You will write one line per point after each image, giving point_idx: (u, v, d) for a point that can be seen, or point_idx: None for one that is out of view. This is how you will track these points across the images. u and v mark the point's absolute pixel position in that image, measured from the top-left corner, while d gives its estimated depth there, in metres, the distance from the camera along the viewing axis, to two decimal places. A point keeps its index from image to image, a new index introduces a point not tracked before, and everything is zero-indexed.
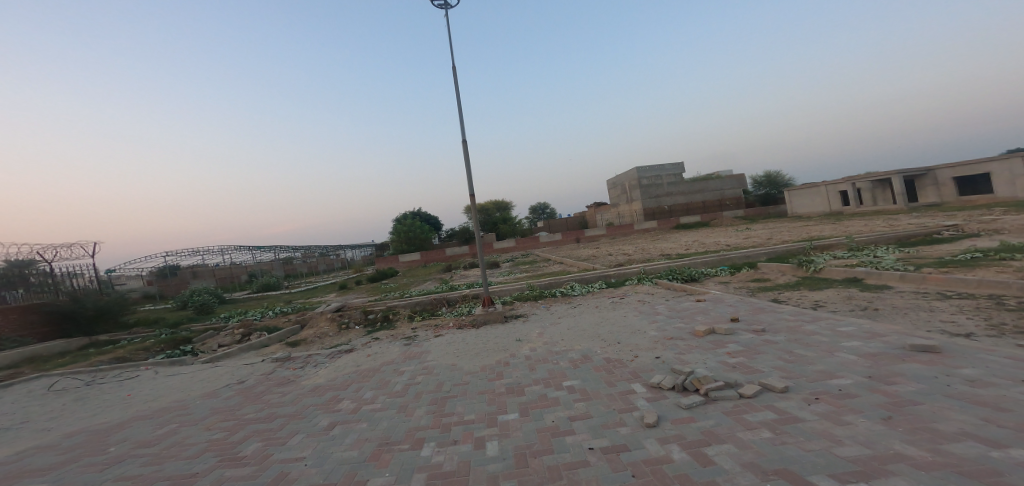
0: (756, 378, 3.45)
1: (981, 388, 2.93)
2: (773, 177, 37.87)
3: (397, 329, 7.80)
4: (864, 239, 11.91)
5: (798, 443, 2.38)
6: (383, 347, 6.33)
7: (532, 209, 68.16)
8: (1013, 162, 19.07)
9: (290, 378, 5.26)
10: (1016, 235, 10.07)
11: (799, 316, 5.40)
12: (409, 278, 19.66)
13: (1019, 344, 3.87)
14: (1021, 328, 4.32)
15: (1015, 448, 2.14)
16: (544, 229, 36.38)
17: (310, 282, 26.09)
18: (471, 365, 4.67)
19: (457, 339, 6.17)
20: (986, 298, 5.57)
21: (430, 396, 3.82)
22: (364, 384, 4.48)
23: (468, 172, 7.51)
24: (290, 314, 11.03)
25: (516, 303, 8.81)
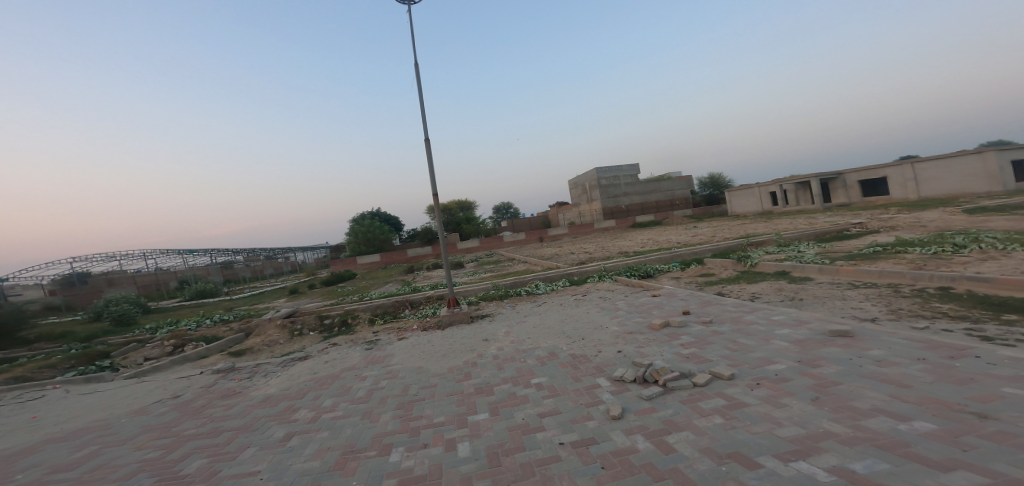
0: (708, 367, 3.69)
1: (886, 366, 3.38)
2: (717, 179, 40.71)
3: (356, 334, 7.48)
4: (791, 236, 13.21)
5: (745, 427, 2.58)
6: (342, 353, 6.05)
7: (496, 210, 68.36)
8: (905, 168, 21.93)
9: (236, 390, 4.86)
10: (912, 231, 11.60)
11: (740, 307, 5.86)
12: (366, 281, 18.95)
13: (913, 326, 4.47)
14: (914, 312, 4.99)
15: (916, 421, 2.48)
16: (508, 229, 36.62)
17: (253, 287, 24.19)
18: (438, 367, 4.59)
19: (422, 341, 6.04)
20: (888, 286, 6.39)
21: (396, 400, 3.71)
22: (322, 391, 4.26)
23: (431, 171, 7.32)
24: (233, 322, 10.22)
25: (481, 303, 8.77)
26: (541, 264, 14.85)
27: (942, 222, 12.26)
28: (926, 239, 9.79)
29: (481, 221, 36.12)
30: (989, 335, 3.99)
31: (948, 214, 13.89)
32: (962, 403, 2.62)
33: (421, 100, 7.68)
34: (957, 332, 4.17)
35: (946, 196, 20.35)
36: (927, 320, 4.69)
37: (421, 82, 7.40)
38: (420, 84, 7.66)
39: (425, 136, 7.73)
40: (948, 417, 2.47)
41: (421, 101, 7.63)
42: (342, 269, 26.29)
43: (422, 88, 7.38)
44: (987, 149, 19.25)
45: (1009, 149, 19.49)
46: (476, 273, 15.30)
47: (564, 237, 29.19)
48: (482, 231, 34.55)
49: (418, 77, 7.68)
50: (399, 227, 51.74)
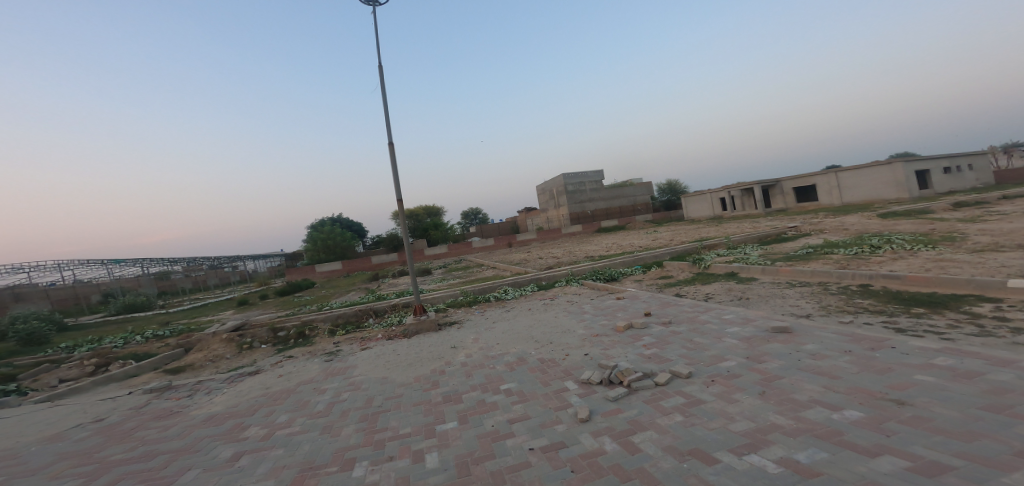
0: (667, 366, 3.85)
1: (821, 359, 3.68)
2: (674, 185, 42.89)
3: (314, 345, 7.12)
4: (739, 239, 14.13)
5: (702, 423, 2.71)
6: (298, 366, 5.73)
7: (464, 216, 67.82)
8: (830, 176, 24.16)
9: (174, 410, 4.46)
10: (840, 233, 12.76)
11: (695, 307, 6.17)
12: (325, 290, 18.10)
13: (841, 321, 4.91)
14: (841, 308, 5.49)
15: (847, 410, 2.72)
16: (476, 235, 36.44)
17: (193, 299, 22.31)
18: (404, 376, 4.47)
19: (387, 350, 5.85)
20: (820, 284, 7.00)
21: (358, 413, 3.56)
22: (276, 407, 4.01)
23: (395, 174, 7.14)
24: (171, 337, 9.38)
25: (449, 310, 8.64)
26: (509, 270, 14.88)
27: (865, 226, 13.61)
28: (848, 240, 10.84)
29: (450, 227, 35.66)
30: (903, 327, 4.46)
31: (870, 218, 15.41)
32: (884, 391, 2.90)
33: (385, 103, 7.45)
34: (877, 325, 4.63)
35: (865, 202, 22.57)
36: (852, 314, 5.18)
37: (384, 84, 7.17)
38: (383, 87, 7.45)
39: (388, 140, 7.51)
40: (873, 405, 2.73)
41: (384, 103, 7.46)
42: (298, 277, 24.94)
43: (385, 90, 7.14)
44: (896, 161, 21.33)
45: (914, 160, 21.67)
46: (443, 280, 15.04)
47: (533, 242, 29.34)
48: (450, 238, 34.19)
49: (381, 79, 7.44)
50: (362, 234, 50.03)
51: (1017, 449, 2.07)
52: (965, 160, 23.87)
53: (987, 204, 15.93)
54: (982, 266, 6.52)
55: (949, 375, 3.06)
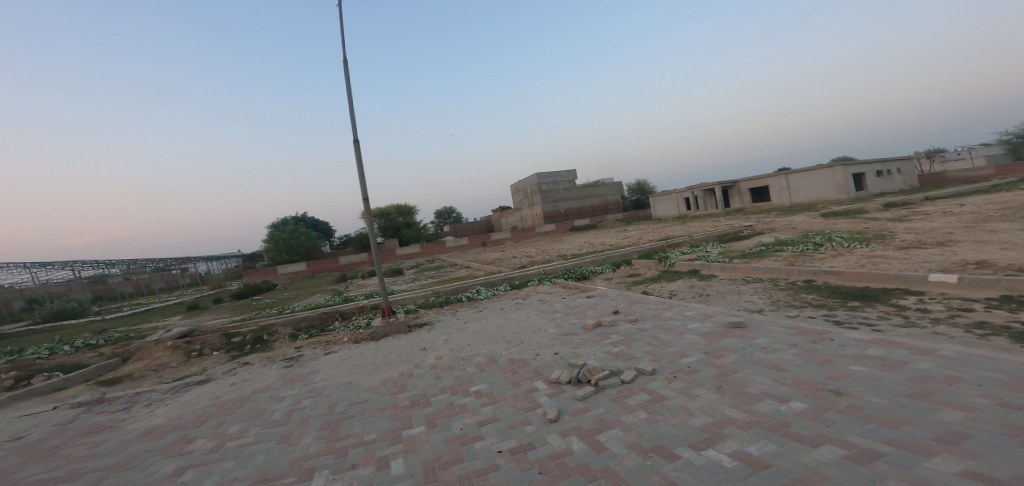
0: (633, 364, 3.95)
1: (771, 352, 3.91)
2: (643, 185, 44.18)
3: (273, 351, 6.81)
4: (701, 237, 14.74)
5: (665, 419, 2.81)
6: (255, 373, 5.47)
7: (437, 214, 66.78)
8: (781, 178, 25.61)
9: (107, 425, 4.14)
10: (789, 232, 13.60)
11: (660, 304, 6.38)
12: (287, 292, 17.32)
13: (789, 315, 5.23)
14: (790, 302, 5.85)
15: (793, 401, 2.90)
16: (450, 235, 36.06)
17: (133, 304, 20.63)
18: (370, 381, 4.36)
19: (353, 354, 5.68)
20: (770, 280, 7.42)
21: (319, 421, 3.44)
22: (227, 418, 3.81)
23: (359, 169, 6.88)
24: (106, 346, 8.66)
25: (421, 311, 8.49)
26: (483, 269, 14.79)
27: (812, 224, 14.56)
28: (797, 238, 11.55)
29: (422, 226, 35.11)
30: (841, 319, 4.82)
31: (814, 217, 16.52)
32: (824, 382, 3.12)
33: (348, 96, 7.17)
34: (819, 318, 4.97)
35: (811, 203, 24.11)
36: (798, 308, 5.53)
37: (349, 79, 6.88)
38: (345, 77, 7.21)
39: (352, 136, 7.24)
40: (816, 395, 2.93)
41: (348, 95, 7.18)
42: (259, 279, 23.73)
43: (350, 85, 6.85)
44: (836, 164, 22.87)
45: (852, 163, 23.34)
46: (415, 280, 14.77)
47: (507, 241, 29.30)
48: (422, 237, 33.67)
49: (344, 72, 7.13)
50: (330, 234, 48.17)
51: (935, 435, 2.29)
52: (894, 164, 25.92)
53: (912, 204, 17.45)
54: (909, 262, 7.14)
55: (880, 365, 3.33)
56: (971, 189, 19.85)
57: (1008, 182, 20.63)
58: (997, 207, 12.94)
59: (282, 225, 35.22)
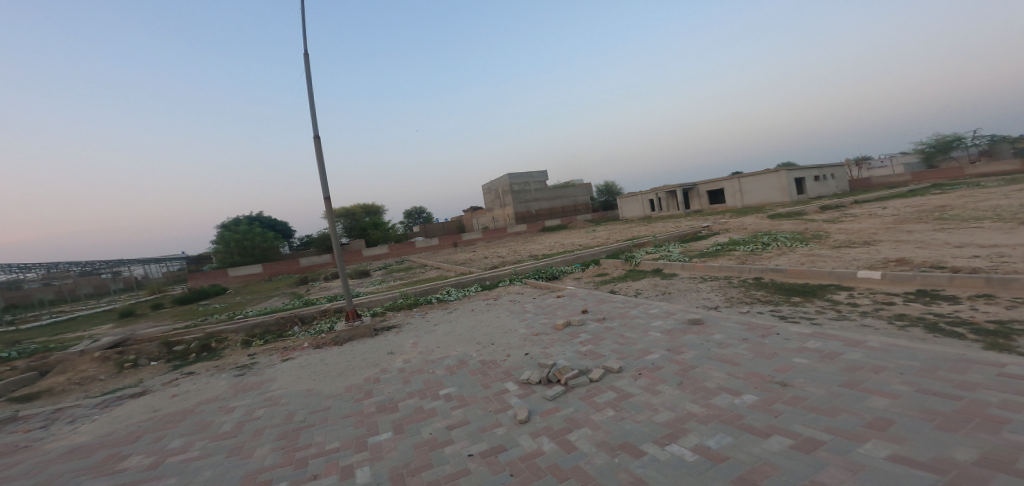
0: (601, 362, 4.04)
1: (726, 347, 4.12)
2: (612, 187, 45.40)
3: (222, 359, 6.40)
4: (665, 238, 15.32)
5: (631, 416, 2.89)
6: (202, 383, 5.13)
7: (407, 214, 65.44)
8: (734, 181, 27.16)
9: (23, 445, 3.75)
10: (742, 232, 14.42)
11: (626, 303, 6.56)
12: (241, 296, 16.37)
13: (742, 311, 5.54)
14: (743, 299, 6.19)
15: (746, 394, 3.06)
16: (420, 235, 35.63)
17: (57, 312, 18.71)
18: (333, 387, 4.20)
19: (315, 360, 5.45)
20: (725, 278, 7.82)
21: (276, 431, 3.27)
22: (169, 432, 3.55)
23: (319, 166, 6.60)
24: (21, 359, 7.80)
25: (388, 314, 8.28)
26: (454, 270, 14.64)
27: (764, 224, 15.49)
28: (749, 237, 12.26)
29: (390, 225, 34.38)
30: (786, 314, 5.16)
31: (763, 218, 17.64)
32: (772, 375, 3.32)
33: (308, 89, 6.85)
34: (767, 313, 5.30)
35: (761, 205, 25.69)
36: (749, 304, 5.87)
37: (309, 72, 6.56)
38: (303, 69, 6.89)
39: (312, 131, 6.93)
40: (765, 388, 3.12)
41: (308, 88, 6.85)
42: (208, 283, 22.26)
43: (309, 78, 6.54)
44: (781, 169, 24.56)
45: (794, 168, 25.15)
46: (384, 282, 14.40)
47: (479, 241, 29.17)
48: (390, 237, 33.02)
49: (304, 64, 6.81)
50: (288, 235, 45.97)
51: (866, 421, 2.50)
52: (830, 170, 28.13)
53: (845, 207, 19.05)
54: (842, 259, 7.77)
55: (819, 356, 3.59)
56: (893, 194, 21.98)
57: (922, 187, 23.03)
58: (918, 209, 14.32)
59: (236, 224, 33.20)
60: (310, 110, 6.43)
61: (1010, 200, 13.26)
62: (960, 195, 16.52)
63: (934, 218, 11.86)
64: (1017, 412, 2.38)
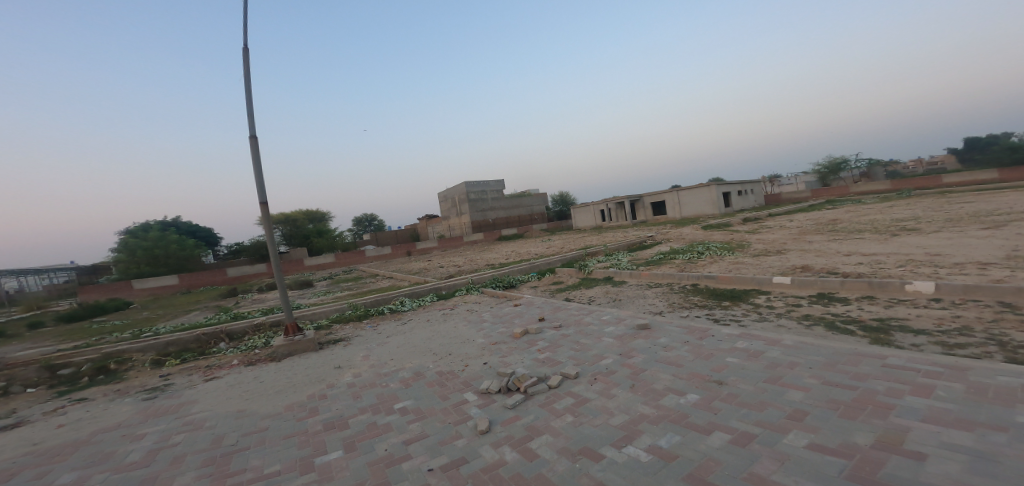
0: (558, 369, 4.10)
1: (670, 350, 4.35)
2: (566, 197, 46.78)
3: (125, 383, 5.62)
4: (615, 247, 15.98)
5: (589, 421, 2.95)
6: (104, 409, 4.49)
7: (356, 221, 62.88)
8: (673, 194, 29.22)
9: None
10: (683, 241, 15.43)
11: (581, 310, 6.73)
12: (150, 312, 14.49)
13: (684, 315, 5.91)
14: (686, 304, 6.60)
15: (689, 394, 3.25)
16: (370, 243, 34.39)
17: None
18: (272, 407, 3.88)
19: (249, 378, 5.00)
20: (667, 285, 8.30)
21: (204, 458, 2.95)
22: (64, 466, 3.07)
23: (257, 168, 6.15)
24: None
25: (334, 326, 7.82)
26: (408, 280, 14.21)
27: (703, 234, 16.68)
28: (689, 246, 13.15)
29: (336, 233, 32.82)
30: (719, 317, 5.58)
31: (699, 229, 19.03)
32: (710, 374, 3.56)
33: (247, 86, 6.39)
34: (705, 316, 5.69)
35: (697, 216, 27.75)
36: (689, 309, 6.27)
37: (247, 69, 6.12)
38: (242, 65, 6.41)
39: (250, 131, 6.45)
40: (706, 387, 3.33)
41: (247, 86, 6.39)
42: (107, 297, 19.36)
43: (248, 75, 6.11)
44: (711, 183, 26.85)
45: (723, 183, 27.58)
46: (330, 292, 13.62)
47: (433, 250, 28.66)
48: (337, 245, 31.56)
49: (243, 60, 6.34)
50: (213, 242, 42.00)
51: (788, 413, 2.76)
52: (751, 186, 31.16)
53: (763, 219, 21.16)
54: (761, 266, 8.60)
55: (747, 355, 3.91)
56: (797, 208, 24.92)
57: (819, 202, 26.38)
58: (827, 221, 16.21)
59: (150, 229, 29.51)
60: (248, 111, 6.00)
61: (892, 214, 15.52)
62: (848, 210, 19.13)
63: (830, 229, 13.58)
64: (900, 398, 2.77)
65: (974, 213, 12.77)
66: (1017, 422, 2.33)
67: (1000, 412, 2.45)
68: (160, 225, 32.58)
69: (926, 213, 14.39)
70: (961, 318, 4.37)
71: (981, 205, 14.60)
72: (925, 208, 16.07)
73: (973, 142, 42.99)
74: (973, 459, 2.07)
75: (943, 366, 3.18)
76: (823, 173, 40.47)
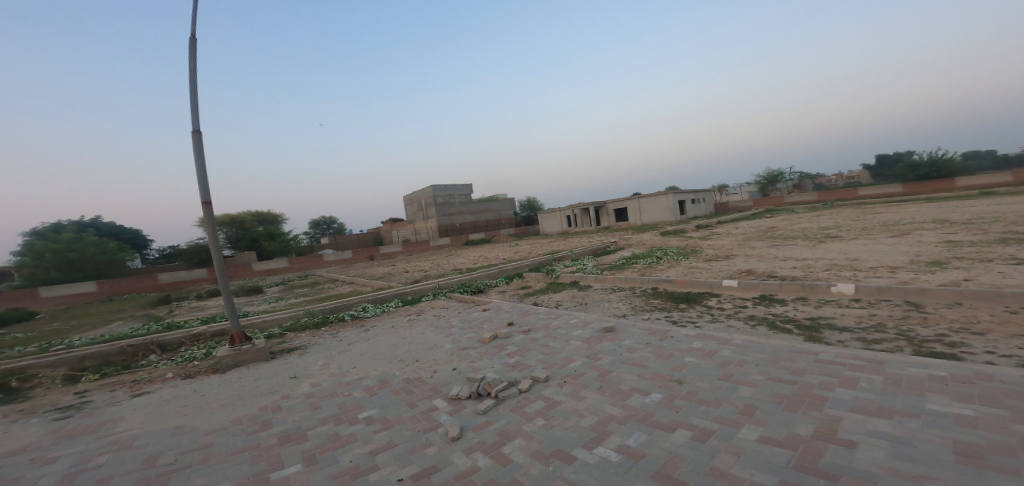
0: (529, 373, 4.08)
1: (634, 351, 4.45)
2: (534, 202, 47.31)
3: (30, 402, 4.93)
4: (581, 251, 16.29)
5: (560, 423, 2.94)
6: (9, 431, 3.95)
7: (312, 223, 60.27)
8: (633, 202, 30.37)
9: None
10: (644, 246, 15.99)
11: (549, 315, 6.75)
12: (67, 322, 12.89)
13: (647, 318, 6.08)
14: (648, 306, 6.81)
15: (654, 393, 3.33)
16: (328, 247, 33.06)
17: None
18: (218, 421, 3.58)
19: (189, 392, 4.60)
20: (630, 288, 8.54)
21: (138, 480, 2.66)
22: None
23: (200, 166, 5.74)
24: None
25: (287, 335, 7.38)
26: (371, 285, 13.73)
27: (663, 240, 17.38)
28: (650, 252, 13.65)
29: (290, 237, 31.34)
30: (677, 319, 5.79)
31: (659, 235, 19.81)
32: (671, 374, 3.67)
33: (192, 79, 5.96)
34: (666, 318, 5.89)
35: (656, 222, 28.94)
36: (650, 311, 6.47)
37: (193, 60, 5.72)
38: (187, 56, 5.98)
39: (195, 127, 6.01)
40: (668, 386, 3.43)
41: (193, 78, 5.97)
42: (5, 306, 16.76)
43: (194, 67, 5.71)
44: (668, 191, 28.16)
45: (679, 191, 28.99)
46: (282, 299, 12.85)
47: (398, 255, 27.98)
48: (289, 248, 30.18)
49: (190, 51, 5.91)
50: (142, 244, 38.55)
51: (742, 408, 2.89)
52: (704, 195, 32.99)
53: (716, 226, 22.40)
54: (711, 270, 9.07)
55: (704, 354, 4.07)
56: (745, 216, 26.64)
57: (759, 211, 28.41)
58: (772, 228, 17.41)
59: (62, 229, 26.23)
60: (191, 106, 5.57)
61: (828, 222, 16.93)
62: (785, 218, 20.73)
63: (768, 236, 14.64)
64: (833, 391, 3.00)
65: (891, 223, 14.23)
66: (929, 410, 2.59)
67: (914, 401, 2.72)
68: (75, 226, 29.05)
69: (847, 222, 15.92)
70: (876, 316, 4.81)
71: (892, 215, 16.33)
72: (846, 217, 17.77)
73: (882, 160, 48.13)
74: (895, 445, 2.28)
75: (865, 359, 3.48)
76: (763, 183, 43.45)
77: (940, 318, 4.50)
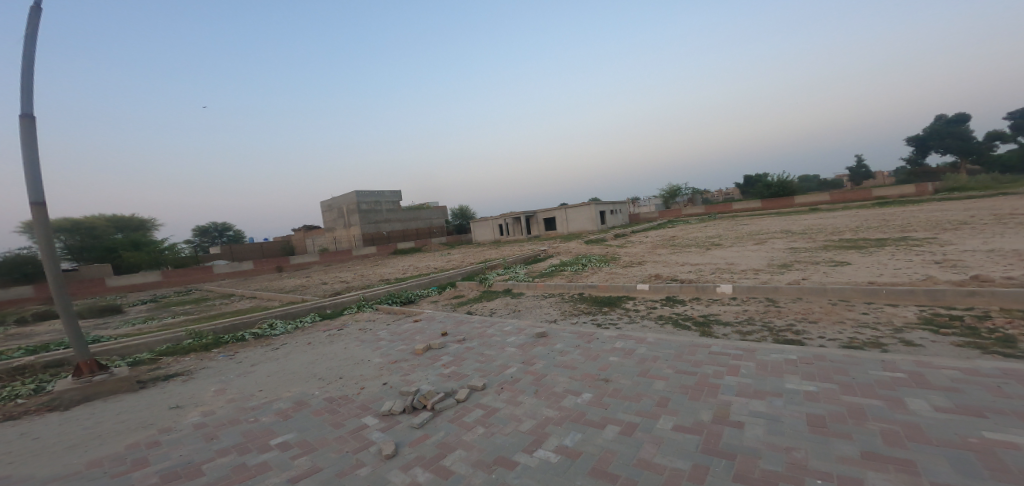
0: (464, 382, 3.97)
1: (566, 354, 4.58)
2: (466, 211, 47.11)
3: None
4: (512, 259, 16.51)
5: (500, 430, 2.89)
6: None
7: (200, 228, 52.79)
8: (558, 212, 31.80)
9: None
10: (570, 254, 16.75)
11: (484, 323, 6.69)
12: None
13: (576, 321, 6.31)
14: (577, 311, 7.09)
15: (586, 393, 3.44)
16: (224, 257, 29.29)
17: None
18: (69, 467, 2.89)
19: (20, 437, 3.65)
20: (559, 294, 8.84)
21: None
22: None
23: (28, 159, 4.69)
24: None
25: (166, 360, 6.29)
26: (281, 299, 12.41)
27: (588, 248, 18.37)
28: (577, 259, 14.32)
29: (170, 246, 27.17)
30: (601, 322, 6.10)
31: (583, 243, 20.90)
32: (599, 374, 3.83)
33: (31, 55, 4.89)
34: (592, 321, 6.17)
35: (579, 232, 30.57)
36: (578, 315, 6.75)
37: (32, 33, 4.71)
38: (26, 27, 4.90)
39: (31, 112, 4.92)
40: (597, 385, 3.57)
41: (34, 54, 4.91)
42: None
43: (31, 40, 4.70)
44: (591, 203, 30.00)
45: (599, 202, 31.07)
46: (156, 320, 10.97)
47: (313, 265, 25.83)
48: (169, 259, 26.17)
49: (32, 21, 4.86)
50: None
51: (658, 401, 3.10)
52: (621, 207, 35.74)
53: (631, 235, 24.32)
54: (628, 275, 9.78)
55: (625, 353, 4.32)
56: (655, 225, 29.39)
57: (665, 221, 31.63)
58: (679, 236, 19.39)
59: None
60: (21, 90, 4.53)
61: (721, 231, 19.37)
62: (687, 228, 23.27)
63: (673, 244, 16.29)
64: (722, 378, 3.36)
65: (768, 232, 16.74)
66: (787, 388, 3.03)
67: (776, 382, 3.15)
68: None
69: (728, 231, 18.38)
70: (747, 311, 5.55)
71: (767, 225, 19.21)
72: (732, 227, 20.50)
73: (749, 178, 55.51)
74: (768, 422, 2.61)
75: (743, 349, 3.97)
76: (666, 196, 48.64)
77: (789, 310, 5.33)
